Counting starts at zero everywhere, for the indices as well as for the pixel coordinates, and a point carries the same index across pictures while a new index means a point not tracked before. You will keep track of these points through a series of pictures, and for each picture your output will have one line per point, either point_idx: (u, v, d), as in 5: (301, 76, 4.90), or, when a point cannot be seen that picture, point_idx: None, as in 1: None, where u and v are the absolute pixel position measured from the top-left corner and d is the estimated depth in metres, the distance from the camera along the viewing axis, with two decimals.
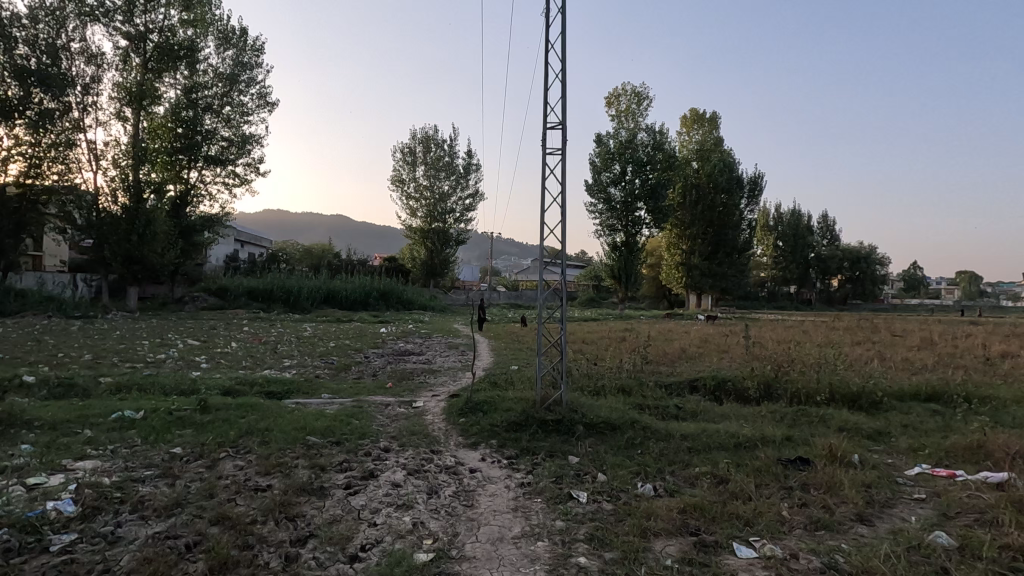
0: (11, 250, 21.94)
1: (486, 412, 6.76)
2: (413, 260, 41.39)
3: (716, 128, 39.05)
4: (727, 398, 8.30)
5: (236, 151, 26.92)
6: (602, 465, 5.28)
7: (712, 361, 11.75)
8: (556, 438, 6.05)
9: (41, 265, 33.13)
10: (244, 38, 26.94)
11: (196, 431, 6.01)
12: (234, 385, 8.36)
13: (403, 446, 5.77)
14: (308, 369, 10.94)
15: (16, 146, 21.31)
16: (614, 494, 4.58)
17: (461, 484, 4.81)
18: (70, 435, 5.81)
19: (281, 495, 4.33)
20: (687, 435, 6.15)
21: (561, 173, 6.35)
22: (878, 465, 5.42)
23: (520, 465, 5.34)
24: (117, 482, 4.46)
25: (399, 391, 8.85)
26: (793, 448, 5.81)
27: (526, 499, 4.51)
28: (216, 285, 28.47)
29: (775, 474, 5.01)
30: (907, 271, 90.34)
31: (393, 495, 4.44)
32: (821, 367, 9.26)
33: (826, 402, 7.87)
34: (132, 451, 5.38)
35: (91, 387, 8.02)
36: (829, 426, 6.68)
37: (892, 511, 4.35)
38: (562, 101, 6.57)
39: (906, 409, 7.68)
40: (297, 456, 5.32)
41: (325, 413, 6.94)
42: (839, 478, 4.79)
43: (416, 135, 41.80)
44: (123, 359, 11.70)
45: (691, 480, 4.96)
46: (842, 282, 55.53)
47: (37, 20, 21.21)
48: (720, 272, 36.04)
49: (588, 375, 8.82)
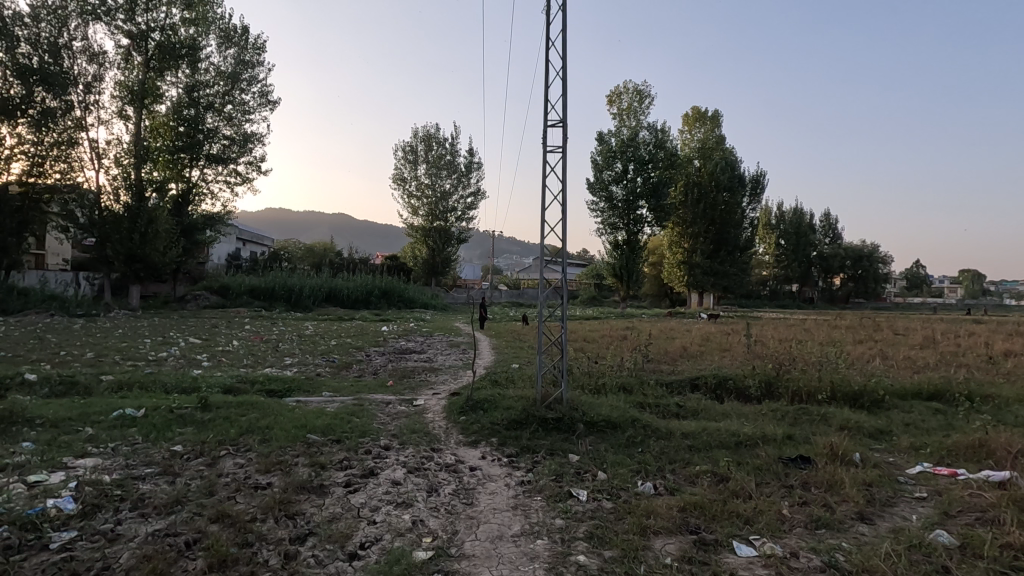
0: (13, 248, 21.98)
1: (486, 410, 6.75)
2: (414, 258, 41.41)
3: (718, 126, 38.88)
4: (728, 397, 8.27)
5: (238, 150, 26.98)
6: (602, 463, 5.27)
7: (713, 359, 11.75)
8: (556, 436, 6.04)
9: (43, 263, 33.18)
10: (246, 37, 26.98)
11: (196, 430, 6.01)
12: (236, 383, 8.38)
13: (403, 444, 5.76)
14: (309, 368, 10.94)
15: (18, 145, 21.35)
16: (614, 493, 4.57)
17: (461, 482, 4.81)
18: (71, 433, 5.82)
19: (280, 493, 4.32)
20: (688, 434, 6.14)
21: (561, 170, 6.39)
22: (879, 463, 5.40)
23: (519, 463, 5.34)
24: (117, 480, 4.47)
25: (399, 389, 8.86)
26: (794, 447, 5.80)
27: (526, 497, 4.51)
28: (218, 283, 28.51)
29: (775, 473, 5.00)
30: (909, 270, 90.13)
31: (393, 493, 4.44)
32: (822, 366, 9.25)
33: (828, 400, 7.84)
34: (134, 449, 5.38)
35: (92, 385, 8.03)
36: (831, 425, 6.66)
37: (893, 510, 4.33)
38: (562, 99, 6.59)
39: (908, 408, 7.65)
40: (297, 454, 5.32)
41: (325, 411, 6.94)
42: (840, 476, 4.78)
43: (417, 134, 41.81)
44: (124, 357, 11.71)
45: (691, 478, 4.95)
46: (845, 281, 55.38)
47: (39, 19, 21.24)
48: (721, 270, 35.97)
49: (589, 374, 8.81)
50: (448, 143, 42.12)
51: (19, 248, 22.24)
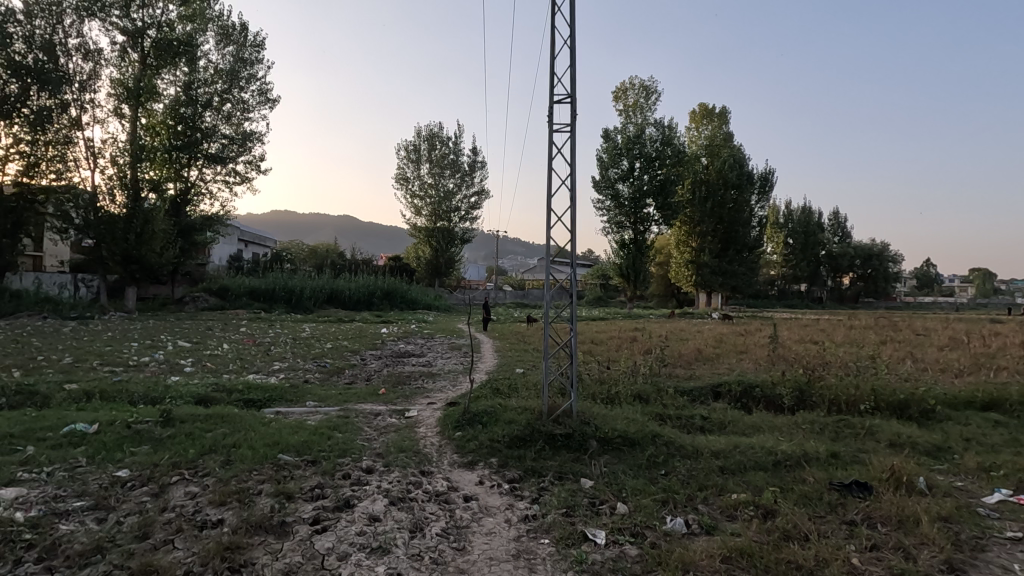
0: (7, 249, 21.28)
1: (485, 425, 5.92)
2: (417, 259, 40.67)
3: (726, 123, 37.62)
4: (756, 407, 7.41)
5: (237, 149, 26.29)
6: (621, 491, 4.43)
7: (734, 362, 10.91)
8: (566, 456, 5.22)
9: (40, 265, 32.55)
10: (245, 34, 26.22)
11: (152, 449, 5.22)
12: (210, 392, 7.57)
13: (388, 466, 4.96)
14: (297, 373, 10.16)
15: (14, 146, 20.80)
16: (639, 533, 3.74)
17: (453, 518, 3.99)
18: (8, 454, 5.06)
19: (227, 535, 3.53)
20: (718, 452, 5.30)
21: (570, 151, 5.71)
22: (950, 491, 4.54)
23: (523, 491, 4.51)
24: (34, 517, 3.70)
25: (392, 398, 8.05)
26: (843, 470, 4.95)
27: (531, 540, 3.69)
28: (216, 285, 27.78)
29: (829, 505, 4.18)
30: (920, 268, 88.53)
31: (368, 534, 3.62)
32: (858, 370, 8.36)
33: (870, 411, 6.99)
34: (71, 474, 4.60)
35: (52, 395, 7.27)
36: (879, 440, 5.82)
37: (987, 557, 3.50)
38: (570, 72, 5.89)
39: (965, 419, 6.80)
40: (262, 481, 4.52)
41: (305, 425, 6.14)
42: (912, 510, 3.92)
43: (419, 133, 41.13)
44: (105, 362, 11.06)
45: (729, 512, 4.13)
46: (854, 280, 54.28)
47: (33, 16, 20.63)
48: (730, 269, 35.08)
49: (601, 381, 7.95)
50: (451, 143, 41.35)
51: (14, 250, 21.68)
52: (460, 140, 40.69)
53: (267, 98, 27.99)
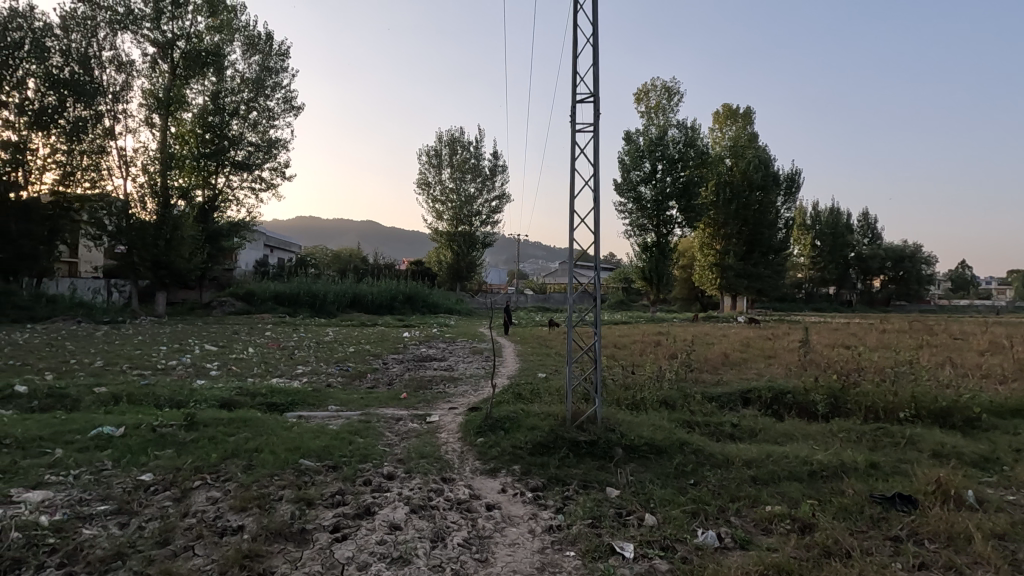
0: (44, 256, 21.86)
1: (508, 431, 5.80)
2: (439, 263, 40.82)
3: (751, 123, 36.97)
4: (788, 414, 7.15)
5: (263, 157, 26.70)
6: (649, 501, 4.28)
7: (762, 367, 10.62)
8: (591, 464, 5.07)
9: (74, 271, 33.53)
10: (270, 43, 26.70)
11: (175, 453, 5.23)
12: (234, 395, 7.62)
13: (410, 473, 4.88)
14: (320, 377, 10.20)
15: (51, 156, 21.45)
16: (669, 547, 3.58)
17: (475, 527, 3.88)
18: (37, 456, 5.12)
19: (246, 543, 3.47)
20: (750, 461, 5.09)
21: (593, 151, 5.58)
22: (1003, 505, 4.26)
23: (547, 500, 4.38)
24: (58, 521, 3.71)
25: (413, 403, 7.98)
26: (884, 481, 4.71)
27: (556, 552, 3.56)
28: (242, 289, 28.25)
29: (871, 519, 3.96)
30: (955, 270, 85.72)
31: (388, 543, 3.53)
32: (895, 375, 8.02)
33: (911, 419, 6.68)
34: (96, 477, 4.63)
35: (82, 398, 7.39)
36: (921, 450, 5.53)
37: None
38: (592, 71, 5.76)
39: (1012, 428, 6.46)
40: (283, 486, 4.47)
41: (327, 429, 6.11)
42: (963, 527, 3.68)
43: (440, 138, 41.34)
44: (133, 366, 11.26)
45: (764, 525, 3.94)
46: (885, 283, 52.69)
47: (69, 30, 21.32)
48: (756, 272, 34.40)
49: (625, 386, 7.77)
50: (472, 147, 41.46)
51: (50, 256, 22.35)
52: (481, 145, 40.78)
53: (291, 106, 28.42)
